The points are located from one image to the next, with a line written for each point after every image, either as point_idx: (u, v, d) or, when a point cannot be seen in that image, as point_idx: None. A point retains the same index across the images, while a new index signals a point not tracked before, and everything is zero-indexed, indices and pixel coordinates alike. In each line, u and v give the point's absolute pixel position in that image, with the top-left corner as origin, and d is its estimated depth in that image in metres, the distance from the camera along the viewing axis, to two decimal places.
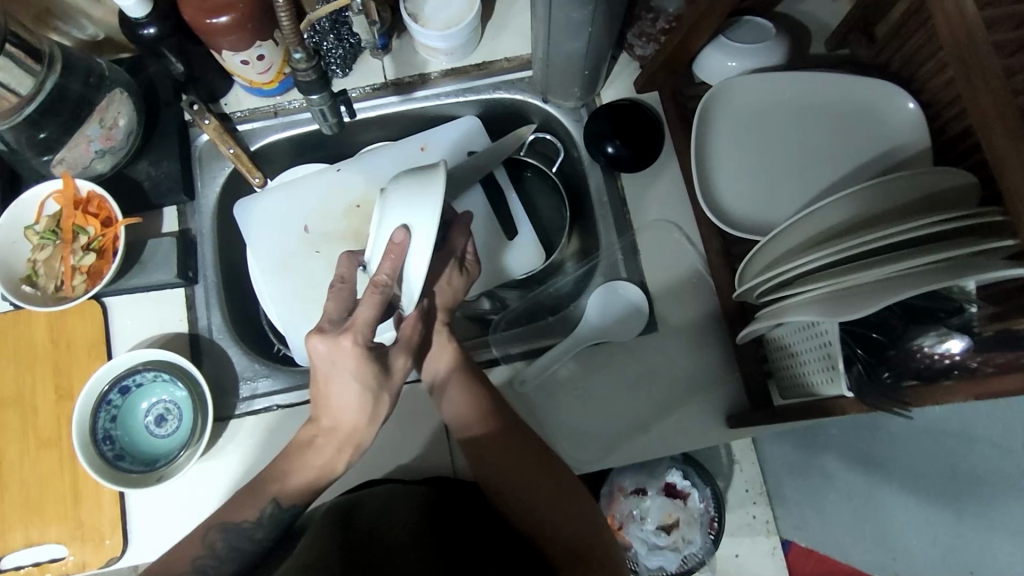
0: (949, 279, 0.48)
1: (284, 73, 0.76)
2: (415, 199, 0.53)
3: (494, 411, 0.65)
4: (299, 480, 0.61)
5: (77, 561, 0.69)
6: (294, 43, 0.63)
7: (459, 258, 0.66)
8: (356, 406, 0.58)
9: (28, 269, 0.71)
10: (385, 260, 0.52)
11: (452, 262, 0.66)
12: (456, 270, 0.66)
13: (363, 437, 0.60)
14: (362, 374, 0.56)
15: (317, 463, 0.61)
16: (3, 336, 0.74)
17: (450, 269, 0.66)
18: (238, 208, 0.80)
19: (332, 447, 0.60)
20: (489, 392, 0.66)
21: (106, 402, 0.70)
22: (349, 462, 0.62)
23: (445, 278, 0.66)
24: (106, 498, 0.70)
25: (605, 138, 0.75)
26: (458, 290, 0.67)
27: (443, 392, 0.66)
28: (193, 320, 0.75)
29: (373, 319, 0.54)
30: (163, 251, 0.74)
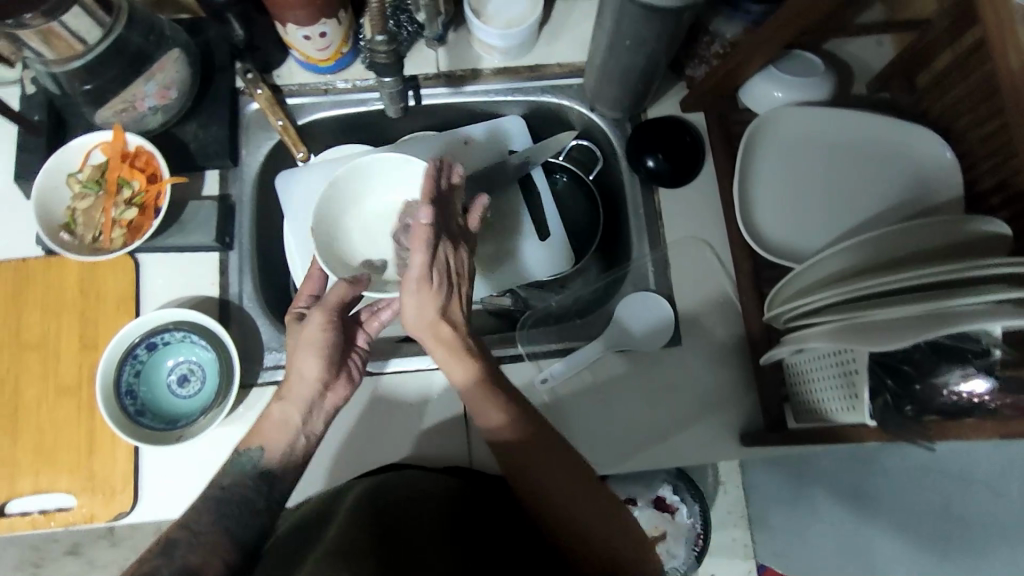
0: (955, 326, 0.50)
1: (341, 52, 0.77)
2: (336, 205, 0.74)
3: (524, 427, 0.62)
4: (263, 431, 0.62)
5: (84, 513, 0.69)
6: (379, 25, 0.65)
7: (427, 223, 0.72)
8: (291, 350, 0.64)
9: (67, 216, 0.71)
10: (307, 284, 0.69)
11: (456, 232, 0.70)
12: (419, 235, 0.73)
13: (290, 382, 0.63)
14: (300, 331, 0.64)
15: (273, 419, 0.62)
16: (32, 281, 0.73)
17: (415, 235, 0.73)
18: (280, 179, 0.81)
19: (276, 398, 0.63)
20: (522, 409, 0.63)
21: (132, 356, 0.70)
22: (297, 416, 0.62)
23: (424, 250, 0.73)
24: (121, 453, 0.70)
25: (646, 152, 0.77)
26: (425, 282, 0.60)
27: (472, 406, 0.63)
28: (224, 285, 0.75)
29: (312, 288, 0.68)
30: (204, 213, 0.75)
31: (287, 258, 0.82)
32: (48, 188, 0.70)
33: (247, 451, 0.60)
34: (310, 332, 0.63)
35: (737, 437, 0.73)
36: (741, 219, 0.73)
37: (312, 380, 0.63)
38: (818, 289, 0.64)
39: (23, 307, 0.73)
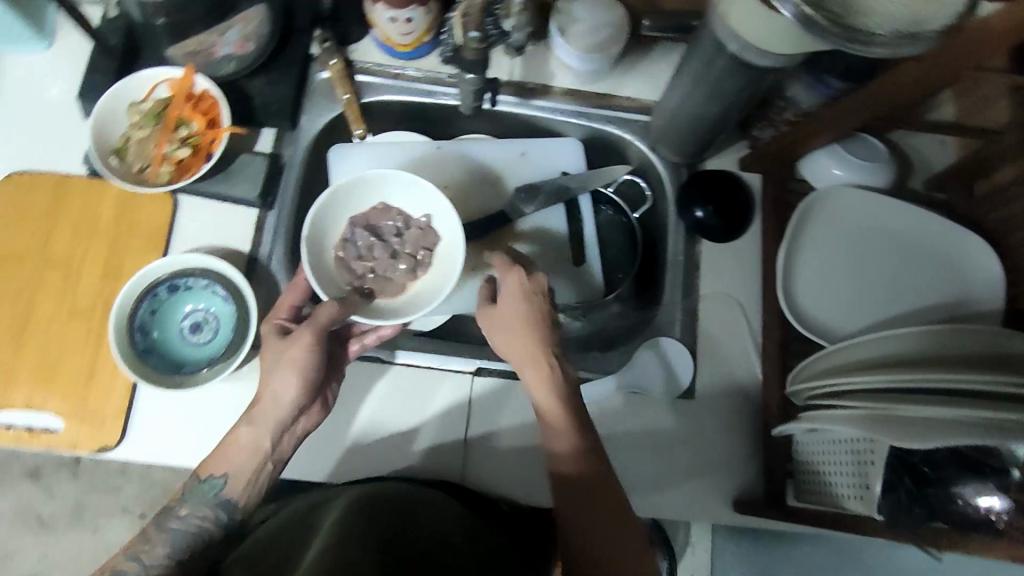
0: (991, 438, 0.49)
1: (422, 41, 0.77)
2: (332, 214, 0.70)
3: (587, 468, 0.61)
4: (230, 447, 0.64)
5: (69, 439, 0.68)
6: (474, 24, 0.68)
7: (405, 257, 0.70)
8: (269, 368, 0.64)
9: (120, 143, 0.71)
10: (289, 292, 0.68)
11: (425, 271, 0.71)
12: (396, 262, 0.70)
13: (268, 402, 0.63)
14: (286, 346, 0.64)
15: (242, 444, 0.64)
16: (70, 198, 0.73)
17: (391, 262, 0.70)
18: (335, 152, 0.79)
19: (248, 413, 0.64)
20: (592, 446, 0.61)
21: (153, 294, 0.69)
22: (275, 442, 0.64)
23: (381, 272, 0.71)
24: (119, 387, 0.69)
25: (697, 203, 0.77)
26: (524, 301, 0.64)
27: (550, 427, 0.62)
28: (256, 242, 0.74)
29: (297, 302, 0.68)
30: (253, 168, 0.74)
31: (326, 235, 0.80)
32: (107, 112, 0.70)
33: (209, 479, 0.64)
34: (295, 352, 0.63)
35: (731, 502, 0.72)
36: (784, 291, 0.74)
37: (284, 405, 0.63)
38: (846, 373, 0.63)
39: (56, 222, 0.73)
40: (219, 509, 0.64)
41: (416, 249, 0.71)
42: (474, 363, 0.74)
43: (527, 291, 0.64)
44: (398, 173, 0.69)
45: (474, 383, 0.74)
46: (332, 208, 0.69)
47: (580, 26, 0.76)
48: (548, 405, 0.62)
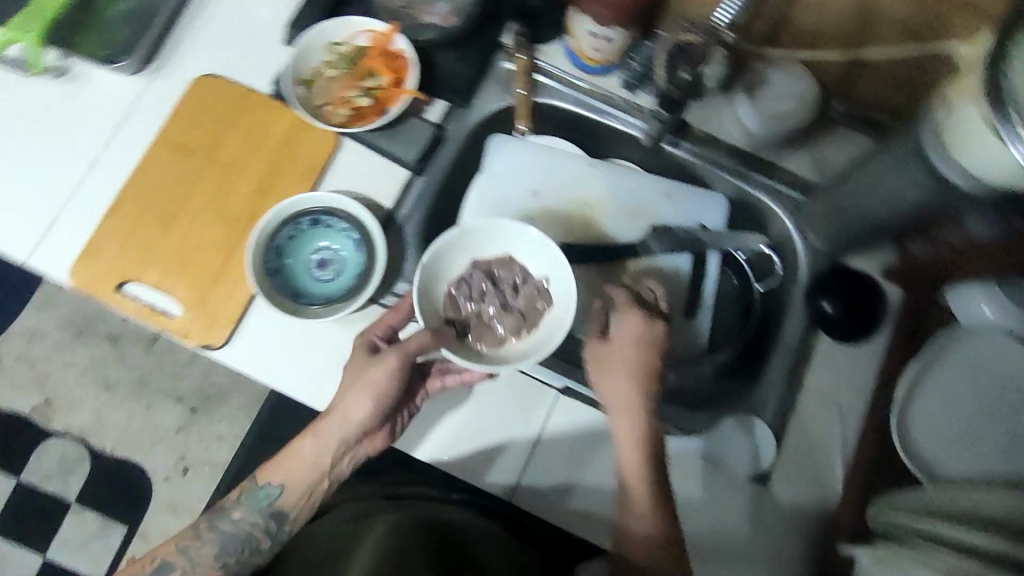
0: None
1: (610, 60, 0.78)
2: (451, 252, 0.71)
3: (654, 531, 0.63)
4: (294, 457, 0.71)
5: (180, 329, 0.73)
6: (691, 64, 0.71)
7: (513, 312, 0.70)
8: (344, 394, 0.68)
9: (310, 76, 0.75)
10: (390, 315, 0.70)
11: (528, 332, 0.70)
12: (503, 315, 0.70)
13: (338, 425, 0.69)
14: (366, 371, 0.67)
15: (313, 449, 0.70)
16: (248, 112, 0.78)
17: (496, 314, 0.71)
18: (494, 141, 0.81)
19: (316, 428, 0.70)
20: (664, 507, 0.64)
21: (296, 222, 0.73)
22: (336, 458, 0.71)
23: (485, 318, 0.71)
24: (237, 296, 0.73)
25: (827, 296, 0.75)
26: (636, 362, 0.66)
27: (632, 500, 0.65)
28: (397, 202, 0.77)
29: (393, 325, 0.70)
30: (418, 133, 0.77)
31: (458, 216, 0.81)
32: (310, 44, 0.75)
33: (268, 486, 0.71)
34: (376, 376, 0.67)
35: None
36: (897, 416, 0.71)
37: (355, 422, 0.68)
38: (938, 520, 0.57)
39: (229, 129, 0.78)
40: (271, 518, 0.70)
41: (525, 310, 0.71)
42: (560, 382, 0.74)
43: (646, 347, 0.66)
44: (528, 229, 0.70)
45: (555, 402, 0.73)
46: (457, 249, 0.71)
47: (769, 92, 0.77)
48: (634, 460, 0.64)
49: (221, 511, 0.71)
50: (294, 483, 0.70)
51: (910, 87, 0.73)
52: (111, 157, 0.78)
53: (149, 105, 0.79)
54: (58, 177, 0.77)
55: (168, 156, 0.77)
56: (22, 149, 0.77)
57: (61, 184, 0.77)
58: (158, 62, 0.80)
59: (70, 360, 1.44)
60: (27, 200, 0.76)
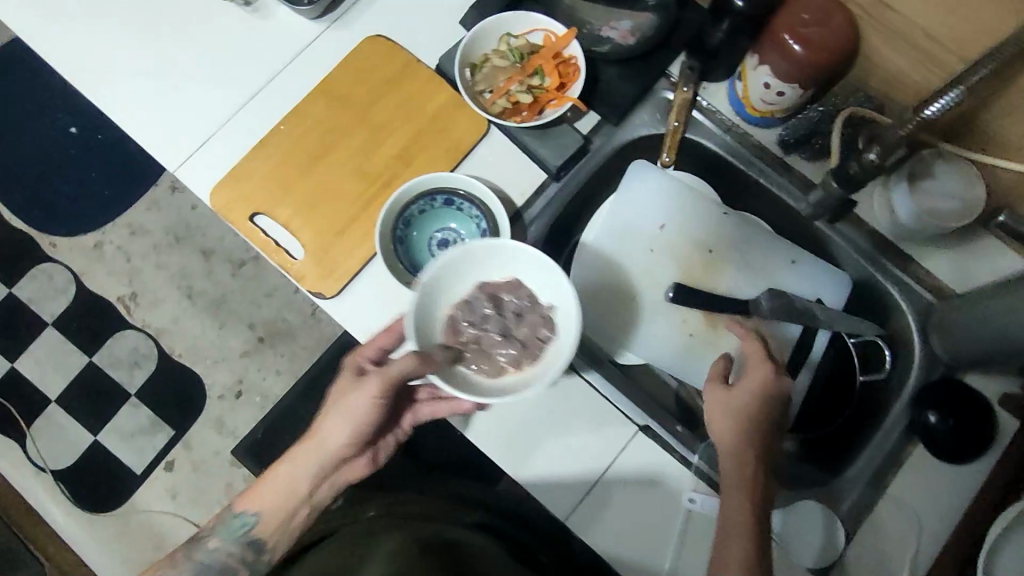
0: None
1: (775, 114, 0.77)
2: (453, 271, 0.67)
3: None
4: (269, 490, 0.72)
5: (298, 270, 0.76)
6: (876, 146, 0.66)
7: (515, 341, 0.66)
8: (326, 421, 0.68)
9: (479, 61, 0.77)
10: (383, 335, 0.70)
11: (531, 363, 0.66)
12: (506, 343, 0.66)
13: (322, 449, 0.69)
14: (349, 398, 0.66)
15: (284, 476, 0.71)
16: (409, 81, 0.80)
17: (499, 341, 0.67)
18: (637, 166, 0.81)
19: (297, 452, 0.70)
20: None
21: (431, 197, 0.74)
22: (313, 488, 0.71)
23: (484, 347, 0.67)
24: (359, 253, 0.76)
25: (934, 406, 0.72)
26: (752, 403, 0.65)
27: (725, 553, 0.59)
28: (528, 202, 0.78)
29: (387, 346, 0.70)
30: (566, 140, 0.77)
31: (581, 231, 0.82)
32: (487, 31, 0.76)
33: (241, 517, 0.73)
34: (359, 402, 0.66)
35: None
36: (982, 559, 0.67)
37: (332, 447, 0.68)
38: None
39: (388, 93, 0.80)
40: (248, 545, 0.73)
41: (527, 341, 0.66)
42: (643, 420, 0.73)
43: (766, 389, 0.65)
44: (530, 250, 0.66)
45: (632, 439, 0.73)
46: (458, 276, 0.67)
47: (933, 188, 0.73)
48: (733, 528, 0.60)
49: (199, 544, 0.74)
50: (268, 514, 0.72)
51: None
52: (273, 92, 0.81)
53: (321, 52, 0.82)
54: (221, 98, 0.80)
55: (326, 104, 0.79)
56: (196, 66, 0.80)
57: (222, 106, 0.80)
58: (338, 12, 0.83)
59: (163, 262, 1.50)
60: (189, 113, 0.79)
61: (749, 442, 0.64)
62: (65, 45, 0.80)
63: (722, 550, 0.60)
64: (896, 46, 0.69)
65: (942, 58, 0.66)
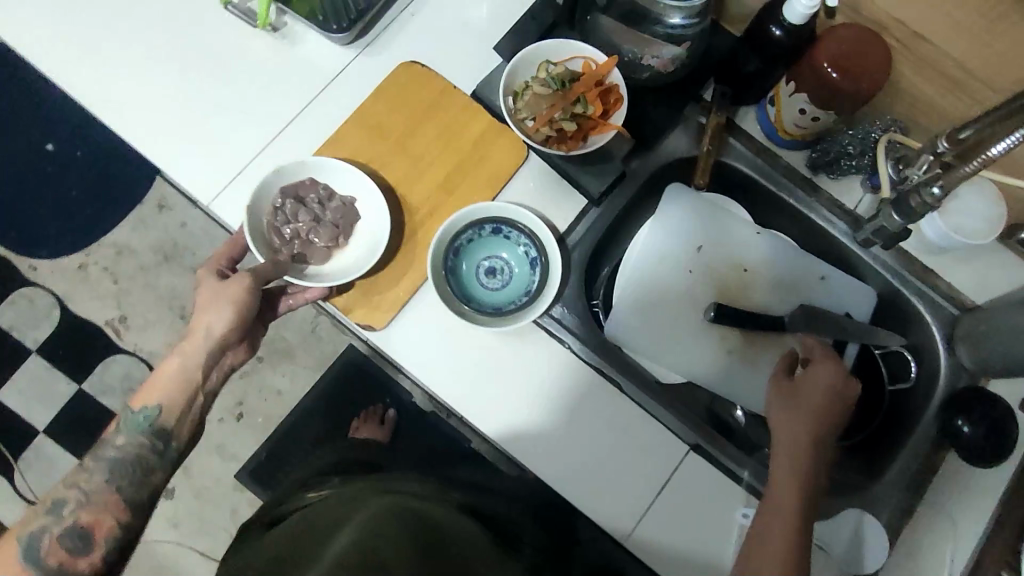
0: None
1: (806, 137, 0.79)
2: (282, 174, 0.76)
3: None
4: (164, 379, 0.72)
5: (345, 304, 0.75)
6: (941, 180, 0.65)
7: (329, 226, 0.76)
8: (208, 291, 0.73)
9: (520, 88, 0.77)
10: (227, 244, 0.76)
11: (345, 239, 0.77)
12: (317, 228, 0.75)
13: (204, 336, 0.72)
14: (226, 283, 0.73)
15: (176, 364, 0.72)
16: (447, 107, 0.80)
17: (314, 229, 0.76)
18: (672, 188, 0.82)
19: (191, 343, 0.73)
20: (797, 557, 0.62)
21: (479, 227, 0.75)
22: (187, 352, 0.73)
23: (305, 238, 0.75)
24: (406, 283, 0.76)
25: (964, 415, 0.76)
26: (822, 399, 0.70)
27: (766, 532, 0.64)
28: (570, 228, 0.79)
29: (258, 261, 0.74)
30: (607, 167, 0.78)
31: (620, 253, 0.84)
32: (526, 59, 0.77)
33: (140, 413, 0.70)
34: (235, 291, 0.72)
35: None
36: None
37: (217, 333, 0.72)
38: None
39: (426, 121, 0.79)
40: (155, 437, 0.71)
41: (338, 221, 0.76)
42: (692, 440, 0.76)
43: (835, 388, 0.70)
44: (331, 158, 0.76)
45: (683, 459, 0.76)
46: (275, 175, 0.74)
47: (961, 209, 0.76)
48: (784, 500, 0.65)
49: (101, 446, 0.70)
50: (172, 404, 0.71)
51: None
52: (308, 120, 0.80)
53: (354, 78, 0.81)
54: (255, 128, 0.79)
55: (363, 132, 0.79)
56: (227, 96, 0.79)
57: (256, 136, 0.79)
58: (369, 38, 0.82)
59: (152, 283, 1.44)
60: (222, 144, 0.78)
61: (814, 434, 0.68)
62: (87, 75, 0.78)
63: (762, 529, 0.64)
64: (924, 74, 0.72)
65: (971, 87, 0.70)
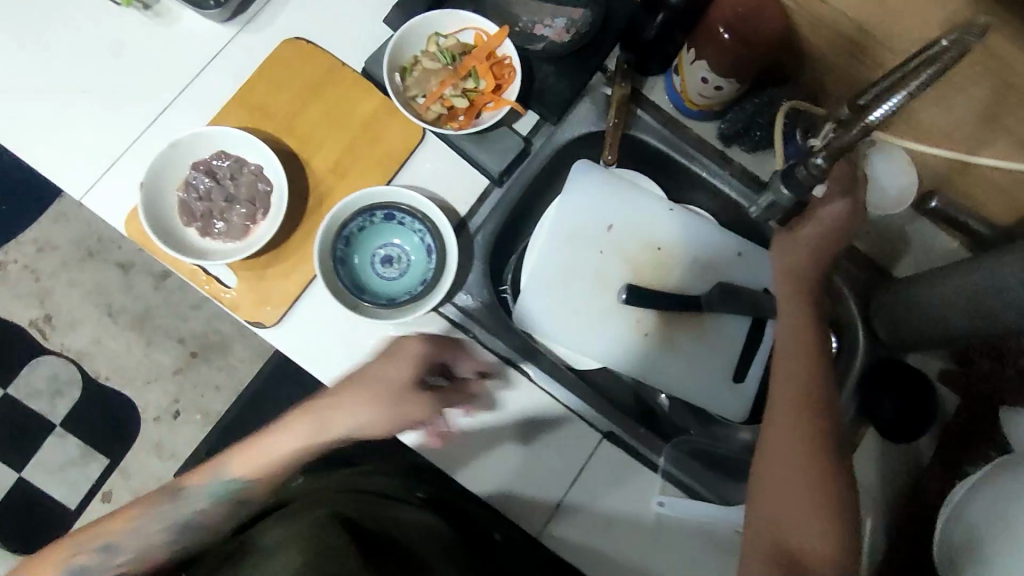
0: None
1: (712, 108, 0.76)
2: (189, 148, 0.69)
3: (834, 542, 0.55)
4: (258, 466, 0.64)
5: (232, 300, 0.70)
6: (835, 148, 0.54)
7: (242, 202, 0.69)
8: (363, 422, 0.62)
9: (409, 63, 0.73)
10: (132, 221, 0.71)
11: (263, 215, 0.70)
12: (233, 205, 0.69)
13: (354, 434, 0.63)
14: (359, 387, 0.63)
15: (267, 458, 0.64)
16: (335, 86, 0.75)
17: (225, 205, 0.69)
18: (580, 165, 0.79)
19: (303, 425, 0.63)
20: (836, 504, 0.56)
21: (371, 213, 0.69)
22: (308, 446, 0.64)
23: (217, 213, 0.69)
24: (297, 275, 0.70)
25: (881, 391, 0.74)
26: (821, 216, 0.65)
27: (779, 370, 0.63)
28: (471, 210, 0.74)
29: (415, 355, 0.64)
30: (506, 143, 0.74)
31: (529, 237, 0.80)
32: (413, 30, 0.72)
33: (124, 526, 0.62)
34: (368, 406, 0.62)
35: None
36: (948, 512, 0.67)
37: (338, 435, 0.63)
38: None
39: (312, 102, 0.74)
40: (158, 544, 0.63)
41: (252, 196, 0.70)
42: (606, 427, 0.72)
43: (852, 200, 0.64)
44: (234, 130, 0.69)
45: (598, 448, 0.71)
46: (168, 153, 0.68)
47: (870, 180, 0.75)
48: (785, 422, 0.59)
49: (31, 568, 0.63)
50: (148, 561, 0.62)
51: (1009, 203, 0.71)
52: (184, 103, 0.74)
53: (233, 57, 0.75)
54: (128, 115, 0.73)
55: (243, 116, 0.73)
56: (98, 82, 0.73)
57: (130, 123, 0.73)
58: (249, 15, 0.76)
59: (76, 279, 1.35)
60: (94, 134, 0.72)
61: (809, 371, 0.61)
62: None
63: (778, 363, 0.63)
64: (823, 36, 0.69)
65: (868, 49, 0.67)
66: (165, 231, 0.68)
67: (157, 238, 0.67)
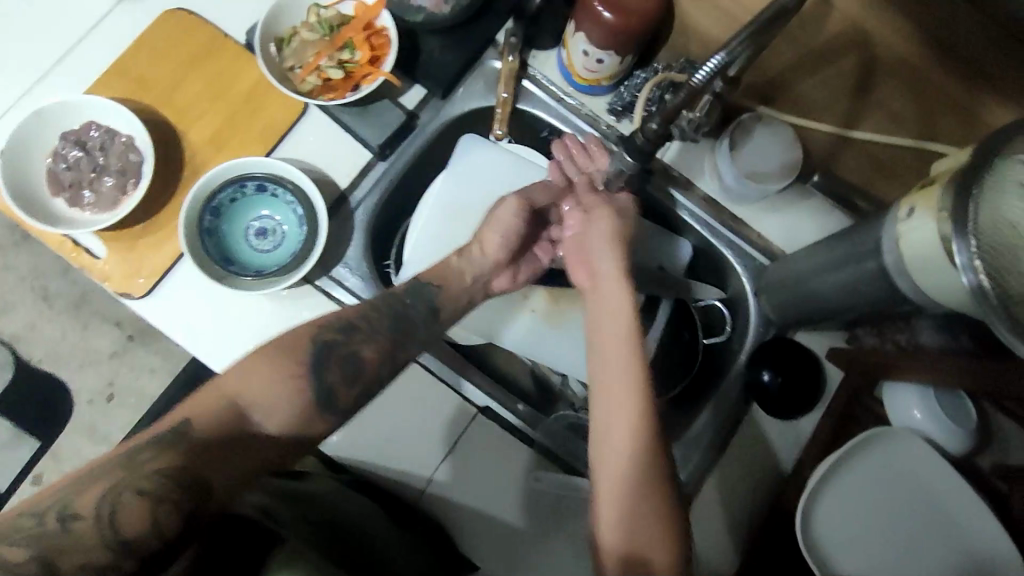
0: None
1: (600, 83, 0.75)
2: (59, 118, 0.69)
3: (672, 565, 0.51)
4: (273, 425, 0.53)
5: (102, 271, 0.69)
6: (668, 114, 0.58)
7: (110, 173, 0.69)
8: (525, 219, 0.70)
9: (287, 34, 0.72)
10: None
11: (132, 186, 0.69)
12: (102, 177, 0.69)
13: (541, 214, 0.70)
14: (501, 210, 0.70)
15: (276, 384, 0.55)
16: (216, 57, 0.74)
17: (93, 176, 0.69)
18: (465, 139, 0.78)
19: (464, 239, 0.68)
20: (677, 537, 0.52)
21: (241, 184, 0.69)
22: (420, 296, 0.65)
23: (85, 184, 0.69)
24: (167, 248, 0.70)
25: (763, 366, 0.72)
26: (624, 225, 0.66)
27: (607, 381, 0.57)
28: (353, 184, 0.74)
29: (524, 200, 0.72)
30: (387, 118, 0.74)
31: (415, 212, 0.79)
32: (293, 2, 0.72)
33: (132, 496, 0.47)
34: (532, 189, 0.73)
35: None
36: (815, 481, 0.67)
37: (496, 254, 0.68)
38: None
39: (191, 72, 0.73)
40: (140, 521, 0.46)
41: (123, 167, 0.69)
42: (482, 401, 0.71)
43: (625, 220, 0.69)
44: (100, 99, 0.69)
45: (473, 422, 0.70)
46: (34, 122, 0.68)
47: (750, 152, 0.72)
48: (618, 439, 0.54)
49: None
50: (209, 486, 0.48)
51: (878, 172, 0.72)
52: (63, 74, 0.73)
53: (114, 26, 0.74)
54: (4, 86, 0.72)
55: (119, 86, 0.72)
56: None
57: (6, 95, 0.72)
58: None
59: None
60: None
61: (645, 410, 0.54)
62: None
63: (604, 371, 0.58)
64: None
65: None
66: (30, 203, 0.68)
67: (18, 209, 0.67)
